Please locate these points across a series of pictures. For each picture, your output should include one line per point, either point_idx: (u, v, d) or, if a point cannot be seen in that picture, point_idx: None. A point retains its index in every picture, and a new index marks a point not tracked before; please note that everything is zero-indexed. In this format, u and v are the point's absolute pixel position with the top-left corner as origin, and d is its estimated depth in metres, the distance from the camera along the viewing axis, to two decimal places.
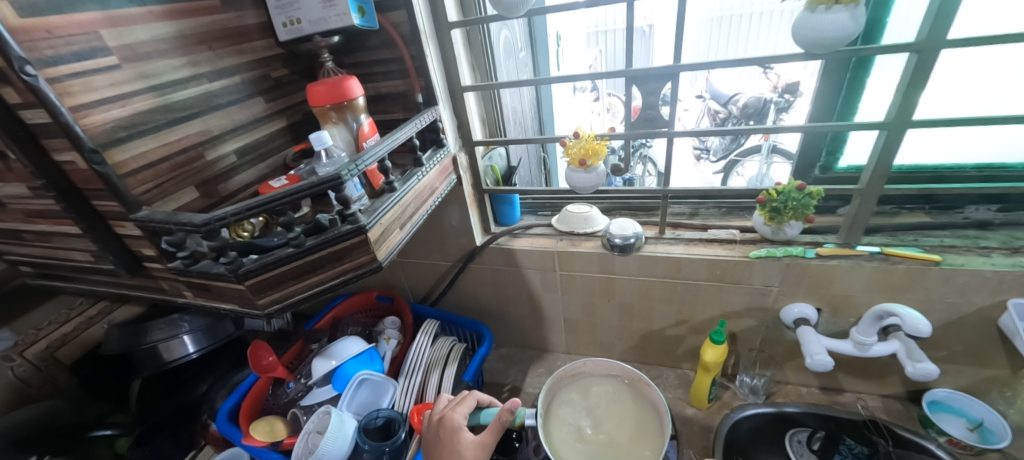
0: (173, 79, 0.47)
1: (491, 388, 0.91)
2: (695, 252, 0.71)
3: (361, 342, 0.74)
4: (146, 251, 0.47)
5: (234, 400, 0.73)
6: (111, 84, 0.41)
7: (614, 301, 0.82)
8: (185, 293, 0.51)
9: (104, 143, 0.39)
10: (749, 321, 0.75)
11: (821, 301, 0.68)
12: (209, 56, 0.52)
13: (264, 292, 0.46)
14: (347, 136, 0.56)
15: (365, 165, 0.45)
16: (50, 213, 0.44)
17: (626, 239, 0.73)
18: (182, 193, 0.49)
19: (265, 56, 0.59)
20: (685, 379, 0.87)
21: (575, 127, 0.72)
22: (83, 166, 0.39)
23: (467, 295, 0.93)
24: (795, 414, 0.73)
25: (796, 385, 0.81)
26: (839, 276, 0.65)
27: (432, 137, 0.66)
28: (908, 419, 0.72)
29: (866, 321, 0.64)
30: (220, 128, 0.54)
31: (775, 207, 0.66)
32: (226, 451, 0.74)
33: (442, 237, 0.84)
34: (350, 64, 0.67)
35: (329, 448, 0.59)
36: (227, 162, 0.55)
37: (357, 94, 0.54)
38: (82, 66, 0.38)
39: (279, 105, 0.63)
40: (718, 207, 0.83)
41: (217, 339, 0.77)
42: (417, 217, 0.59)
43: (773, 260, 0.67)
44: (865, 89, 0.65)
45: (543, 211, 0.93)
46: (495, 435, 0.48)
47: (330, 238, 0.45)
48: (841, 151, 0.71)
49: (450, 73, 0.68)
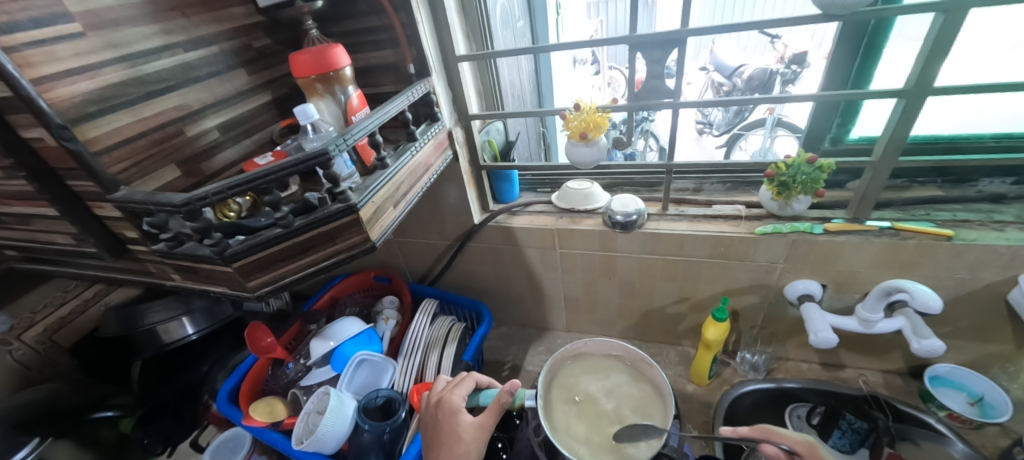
0: (145, 48, 0.44)
1: (492, 366, 0.91)
2: (699, 229, 0.69)
3: (360, 322, 0.74)
4: (128, 233, 0.45)
5: (234, 381, 0.74)
6: (77, 54, 0.37)
7: (614, 279, 0.81)
8: (173, 276, 0.49)
9: (74, 119, 0.36)
10: (752, 298, 0.74)
11: (826, 277, 0.67)
12: (184, 24, 0.48)
13: (253, 274, 0.44)
14: (336, 110, 0.53)
15: (355, 139, 0.43)
16: (25, 195, 0.42)
17: (629, 216, 0.71)
18: (163, 172, 0.46)
19: (245, 23, 0.56)
20: (686, 356, 0.87)
21: (575, 98, 0.69)
22: (51, 143, 0.36)
23: (466, 274, 0.92)
24: (795, 389, 0.73)
25: (797, 361, 0.81)
26: (846, 252, 0.63)
27: (426, 110, 0.63)
28: (908, 394, 0.73)
29: (873, 297, 0.63)
30: (200, 102, 0.51)
31: (783, 182, 0.63)
32: (228, 431, 0.75)
33: (440, 216, 0.82)
34: (336, 33, 0.63)
35: (328, 429, 0.59)
36: (210, 138, 0.52)
37: (344, 64, 0.50)
38: (42, 34, 0.34)
39: (262, 78, 0.60)
40: (723, 182, 0.81)
41: (216, 321, 0.77)
42: (412, 195, 0.57)
43: (779, 236, 0.65)
44: (883, 55, 0.62)
45: (542, 188, 0.91)
46: (494, 417, 0.48)
47: (319, 218, 0.43)
48: (854, 122, 0.68)
49: (443, 42, 0.64)
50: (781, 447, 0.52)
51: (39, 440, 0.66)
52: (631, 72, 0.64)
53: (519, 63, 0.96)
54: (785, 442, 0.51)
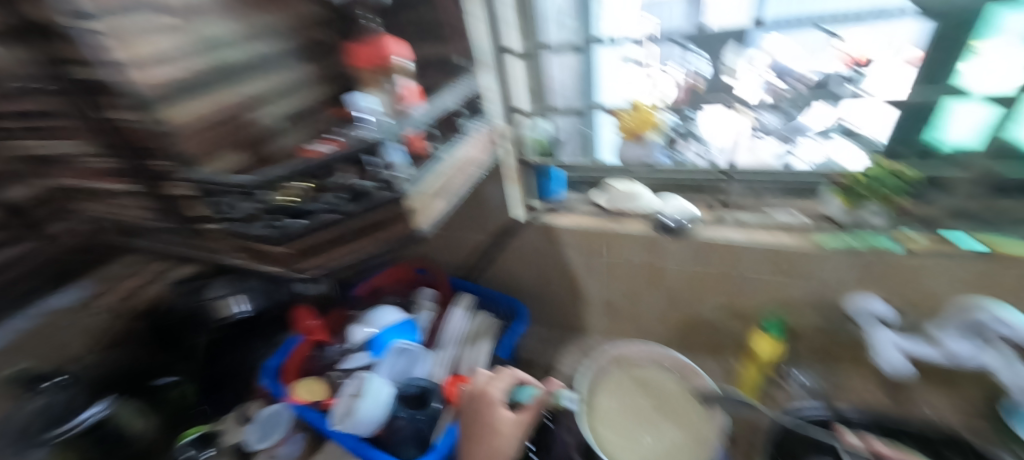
0: (224, 38, 0.46)
1: (525, 366, 0.90)
2: (756, 240, 0.65)
3: (398, 311, 0.76)
4: (193, 212, 0.46)
5: (280, 358, 0.78)
6: (168, 41, 0.40)
7: (658, 287, 0.77)
8: (233, 256, 0.49)
9: (158, 103, 0.38)
10: (813, 318, 0.68)
11: (901, 299, 0.62)
12: (256, 14, 0.50)
13: (307, 257, 0.45)
14: (389, 98, 0.56)
15: (405, 132, 0.48)
16: (106, 171, 0.43)
17: (681, 221, 0.68)
18: (229, 155, 0.48)
19: (306, 16, 0.58)
20: (732, 374, 0.82)
21: (631, 97, 0.67)
22: (136, 124, 0.38)
23: (503, 271, 0.92)
24: (856, 421, 0.65)
25: (859, 389, 0.74)
26: (925, 273, 0.58)
27: (476, 105, 0.63)
28: (992, 437, 0.65)
29: (960, 327, 0.55)
30: (266, 91, 0.53)
31: (857, 190, 0.62)
32: (268, 409, 0.75)
33: (482, 211, 0.82)
34: (392, 26, 0.64)
35: (366, 412, 0.60)
36: (272, 126, 0.54)
37: (398, 56, 0.55)
38: (140, 22, 0.36)
39: (321, 69, 0.61)
40: (784, 191, 0.74)
41: (268, 301, 0.80)
42: (461, 188, 0.57)
43: (847, 252, 0.60)
44: (978, 51, 0.53)
45: (585, 188, 0.88)
46: (532, 416, 0.49)
47: (374, 204, 0.44)
48: (943, 126, 0.59)
49: (494, 36, 0.64)
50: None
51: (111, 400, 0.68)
52: None
53: None
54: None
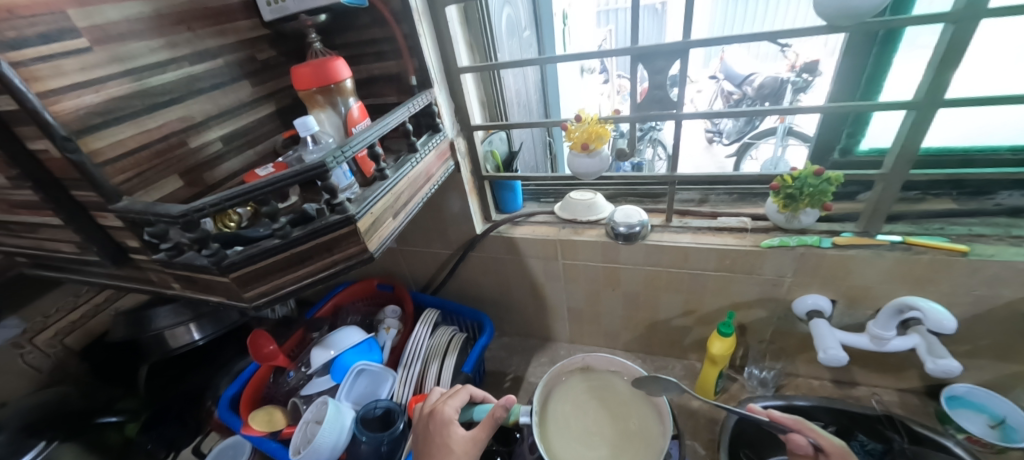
0: (150, 62, 0.45)
1: (493, 377, 0.90)
2: (703, 242, 0.68)
3: (361, 331, 0.74)
4: (130, 242, 0.46)
5: (236, 387, 0.74)
6: (82, 67, 0.38)
7: (617, 290, 0.79)
8: (174, 284, 0.49)
9: (78, 131, 0.37)
10: (760, 312, 0.72)
11: (837, 292, 0.65)
12: (189, 37, 0.49)
13: (250, 284, 0.45)
14: (337, 121, 0.54)
15: (353, 151, 0.43)
16: (31, 204, 0.43)
17: (632, 227, 0.70)
18: (165, 182, 0.47)
19: (250, 36, 0.57)
20: (692, 370, 0.85)
21: (577, 109, 0.68)
22: (56, 154, 0.37)
23: (468, 284, 0.92)
24: (805, 407, 0.69)
25: (807, 377, 0.79)
26: (857, 267, 0.61)
27: (427, 121, 0.64)
28: (925, 415, 0.70)
29: (885, 314, 0.60)
30: (203, 114, 0.52)
31: (789, 194, 0.62)
32: (230, 438, 0.75)
33: (442, 225, 0.82)
34: (339, 45, 0.64)
35: (325, 439, 0.58)
36: (213, 149, 0.53)
37: (345, 76, 0.51)
38: (50, 49, 0.35)
39: (266, 89, 0.61)
40: (730, 193, 0.80)
41: (222, 326, 0.77)
42: (412, 206, 0.57)
43: (786, 250, 0.63)
44: (892, 65, 0.60)
45: (545, 198, 0.90)
46: (487, 430, 0.48)
47: (317, 229, 0.43)
48: (864, 132, 0.66)
49: (445, 53, 0.64)
50: (808, 441, 0.53)
51: (46, 443, 0.67)
52: (633, 81, 0.63)
53: (525, 72, 0.96)
54: (816, 438, 0.53)
